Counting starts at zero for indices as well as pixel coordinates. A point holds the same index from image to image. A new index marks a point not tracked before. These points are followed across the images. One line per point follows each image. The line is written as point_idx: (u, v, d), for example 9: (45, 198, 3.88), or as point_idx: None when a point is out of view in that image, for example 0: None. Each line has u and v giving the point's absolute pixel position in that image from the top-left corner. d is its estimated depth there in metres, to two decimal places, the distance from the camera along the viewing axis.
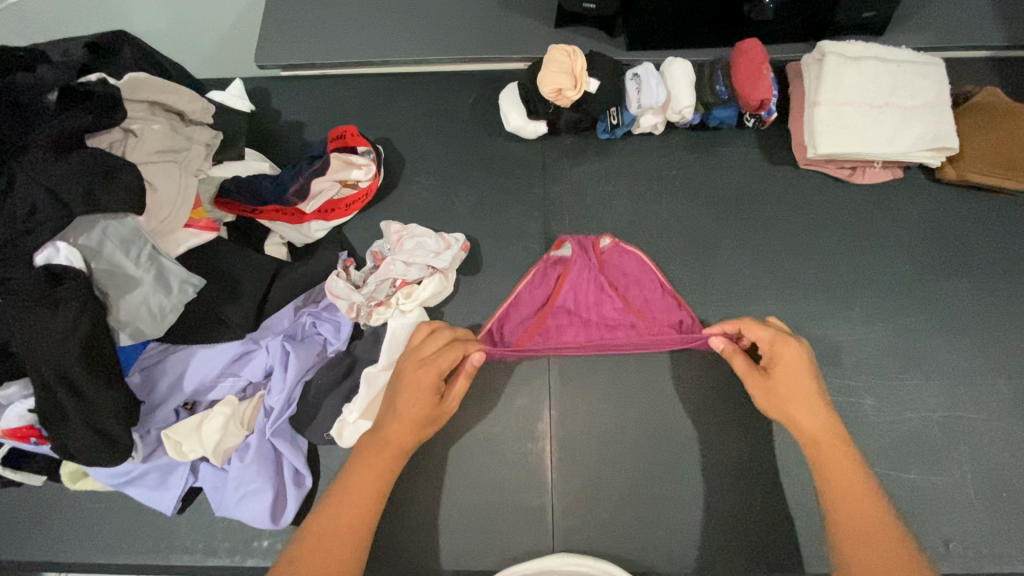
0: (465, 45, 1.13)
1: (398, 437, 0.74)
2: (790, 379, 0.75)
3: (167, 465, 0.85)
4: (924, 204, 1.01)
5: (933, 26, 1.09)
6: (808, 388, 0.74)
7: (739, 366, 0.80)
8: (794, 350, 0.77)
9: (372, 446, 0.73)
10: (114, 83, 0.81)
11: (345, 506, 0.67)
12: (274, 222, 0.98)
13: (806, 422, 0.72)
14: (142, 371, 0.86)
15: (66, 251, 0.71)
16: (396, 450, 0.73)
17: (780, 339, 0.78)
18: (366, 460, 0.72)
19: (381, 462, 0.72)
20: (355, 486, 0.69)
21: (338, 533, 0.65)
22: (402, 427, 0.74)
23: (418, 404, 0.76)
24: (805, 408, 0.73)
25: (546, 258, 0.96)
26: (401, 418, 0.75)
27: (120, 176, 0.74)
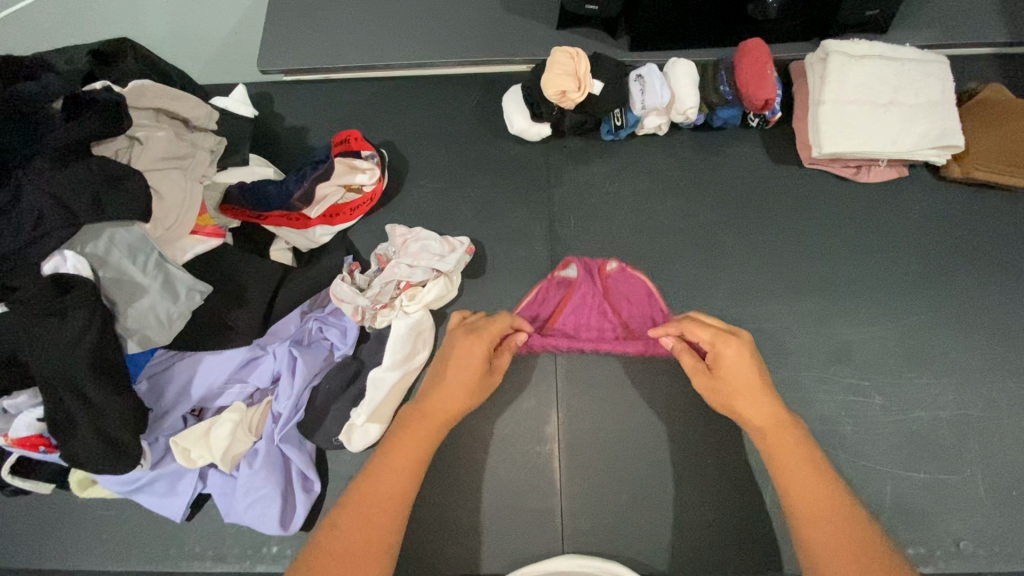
0: (467, 48, 1.12)
1: (438, 408, 0.75)
2: (739, 380, 0.72)
3: (176, 472, 0.85)
4: (930, 202, 1.01)
5: (938, 23, 1.08)
6: (757, 386, 0.71)
7: (687, 364, 0.78)
8: (742, 350, 0.73)
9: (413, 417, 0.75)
10: (119, 91, 0.81)
11: (384, 478, 0.69)
12: (279, 228, 0.98)
13: (757, 419, 0.71)
14: (149, 378, 0.85)
15: (74, 260, 0.71)
16: (440, 420, 0.74)
17: (721, 337, 0.74)
18: (409, 430, 0.74)
19: (425, 433, 0.73)
20: (393, 460, 0.70)
21: (375, 502, 0.67)
22: (443, 400, 0.76)
23: (464, 376, 0.77)
24: (755, 404, 0.71)
25: (553, 277, 0.99)
26: (442, 393, 0.76)
27: (126, 183, 0.75)
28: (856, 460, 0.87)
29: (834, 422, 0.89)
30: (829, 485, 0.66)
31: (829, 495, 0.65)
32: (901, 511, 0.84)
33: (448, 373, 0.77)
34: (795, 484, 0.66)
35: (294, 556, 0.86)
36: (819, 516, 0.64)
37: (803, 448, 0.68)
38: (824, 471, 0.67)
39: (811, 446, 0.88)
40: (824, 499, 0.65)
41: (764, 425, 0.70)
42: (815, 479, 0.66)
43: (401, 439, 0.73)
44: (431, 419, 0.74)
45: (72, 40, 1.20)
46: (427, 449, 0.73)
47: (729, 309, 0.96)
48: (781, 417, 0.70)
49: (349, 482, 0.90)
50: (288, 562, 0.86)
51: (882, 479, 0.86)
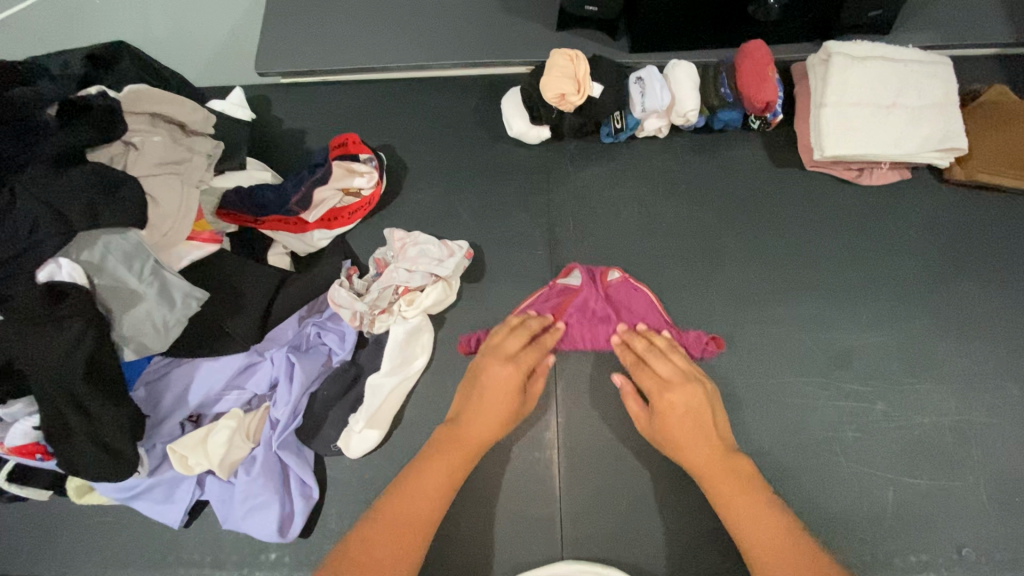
0: (466, 50, 1.12)
1: (474, 437, 0.79)
2: (681, 422, 0.78)
3: (173, 479, 0.85)
4: (933, 205, 1.00)
5: (941, 24, 1.07)
6: (699, 431, 0.77)
7: (631, 399, 0.84)
8: (691, 393, 0.79)
9: (449, 443, 0.78)
10: (115, 96, 0.80)
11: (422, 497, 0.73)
12: (277, 232, 0.97)
13: (699, 460, 0.76)
14: (146, 385, 0.85)
15: (70, 267, 0.71)
16: (468, 452, 0.78)
17: (671, 376, 0.81)
18: (444, 458, 0.77)
19: (458, 459, 0.77)
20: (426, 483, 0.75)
21: (411, 520, 0.72)
22: (476, 427, 0.79)
23: (498, 403, 0.80)
24: (693, 450, 0.77)
25: (554, 284, 0.95)
26: (476, 421, 0.79)
27: (121, 190, 0.74)
28: (858, 467, 0.86)
29: (835, 427, 0.88)
30: (769, 515, 0.72)
31: (776, 522, 0.71)
32: (902, 517, 0.84)
33: (485, 399, 0.80)
34: (728, 506, 0.74)
35: (293, 563, 0.86)
36: (770, 549, 0.69)
37: (744, 482, 0.74)
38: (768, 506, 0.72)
39: (811, 452, 0.87)
40: (762, 528, 0.70)
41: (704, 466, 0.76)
42: (750, 507, 0.72)
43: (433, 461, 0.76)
44: (463, 446, 0.78)
45: (69, 43, 1.20)
46: (459, 473, 0.77)
47: (729, 313, 0.95)
48: (725, 457, 0.76)
49: (348, 488, 0.89)
50: (286, 569, 0.86)
51: (884, 485, 0.85)
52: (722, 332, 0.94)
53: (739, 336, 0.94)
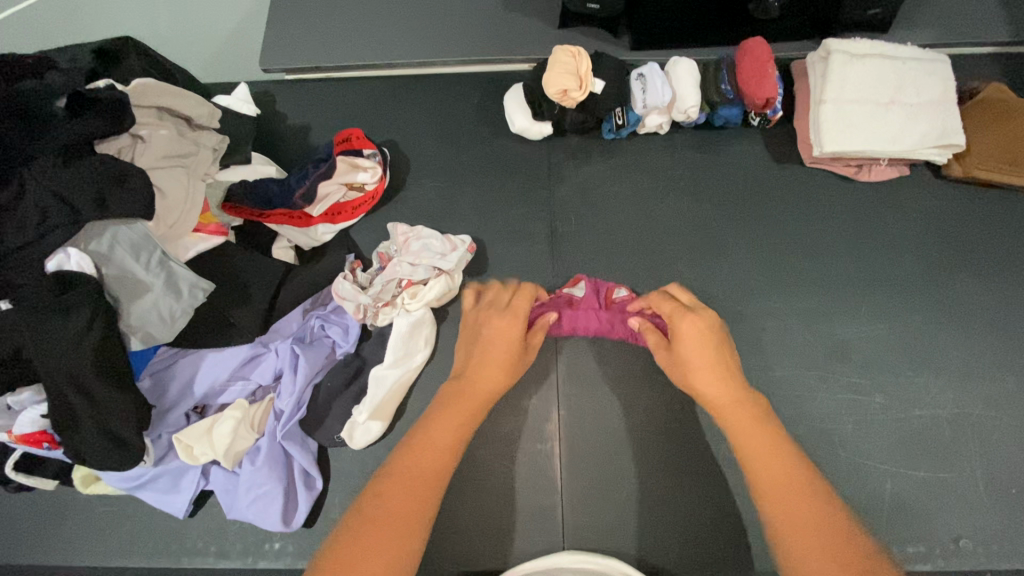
0: (469, 47, 1.13)
1: (476, 386, 0.78)
2: (701, 352, 0.76)
3: (178, 468, 0.86)
4: (931, 201, 1.01)
5: (939, 22, 1.08)
6: (715, 361, 0.75)
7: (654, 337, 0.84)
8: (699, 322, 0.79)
9: (451, 394, 0.77)
10: (123, 90, 0.82)
11: (429, 442, 0.69)
12: (281, 226, 0.98)
13: (715, 393, 0.73)
14: (152, 376, 0.86)
15: (78, 257, 0.71)
16: (480, 401, 0.76)
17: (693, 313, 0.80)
18: (454, 408, 0.74)
19: (467, 412, 0.74)
20: (429, 431, 0.71)
21: (426, 463, 0.67)
22: (479, 376, 0.79)
23: (505, 351, 0.81)
24: (707, 376, 0.74)
25: (559, 293, 0.96)
26: (485, 369, 0.79)
27: (129, 181, 0.75)
28: (856, 458, 0.87)
29: (834, 419, 0.89)
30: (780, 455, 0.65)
31: (783, 457, 0.65)
32: (900, 508, 0.84)
33: (490, 350, 0.81)
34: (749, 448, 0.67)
35: (296, 552, 0.87)
36: (774, 478, 0.63)
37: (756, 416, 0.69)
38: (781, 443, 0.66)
39: (810, 444, 0.88)
40: (776, 462, 0.64)
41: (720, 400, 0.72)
42: (765, 438, 0.67)
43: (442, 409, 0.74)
44: (468, 398, 0.76)
45: (76, 39, 1.21)
46: (472, 424, 0.74)
47: (729, 307, 0.96)
48: (741, 394, 0.72)
49: (351, 479, 0.90)
50: (290, 558, 0.86)
51: (882, 477, 0.86)
52: (722, 325, 0.95)
53: (739, 329, 0.95)
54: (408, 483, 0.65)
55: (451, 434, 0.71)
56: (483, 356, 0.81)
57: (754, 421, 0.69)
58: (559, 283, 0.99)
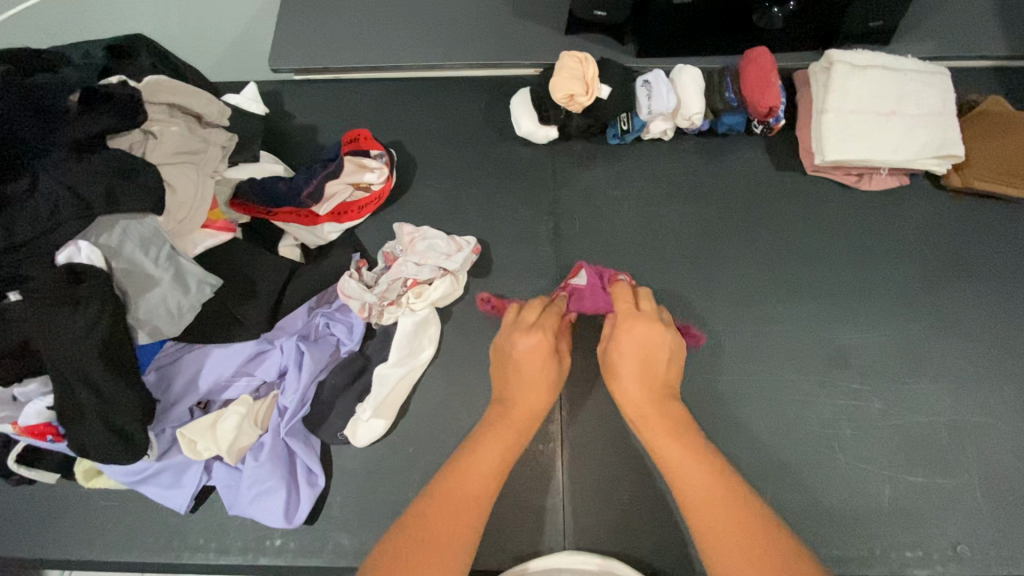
0: (476, 51, 1.14)
1: (525, 400, 0.81)
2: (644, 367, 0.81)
3: (181, 464, 0.86)
4: (930, 210, 1.03)
5: (939, 35, 1.10)
6: (642, 376, 0.80)
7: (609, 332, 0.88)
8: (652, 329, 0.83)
9: (500, 412, 0.80)
10: (135, 86, 0.83)
11: (479, 461, 0.73)
12: (288, 224, 0.99)
13: (637, 399, 0.79)
14: (157, 370, 0.86)
15: (89, 251, 0.72)
16: (522, 422, 0.79)
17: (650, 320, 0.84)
18: (498, 433, 0.77)
19: (513, 436, 0.77)
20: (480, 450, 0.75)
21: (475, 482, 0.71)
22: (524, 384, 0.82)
23: (539, 372, 0.83)
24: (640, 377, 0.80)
25: (566, 286, 0.95)
26: (529, 395, 0.81)
27: (140, 177, 0.76)
28: (855, 462, 0.88)
29: (833, 424, 0.90)
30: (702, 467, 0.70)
31: (702, 464, 0.70)
32: (898, 513, 0.85)
33: (524, 371, 0.83)
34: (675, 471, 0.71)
35: (297, 549, 0.87)
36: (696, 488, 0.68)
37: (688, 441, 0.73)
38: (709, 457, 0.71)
39: (809, 448, 0.89)
40: (696, 470, 0.70)
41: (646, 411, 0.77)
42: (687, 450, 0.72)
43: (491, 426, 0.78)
44: (519, 412, 0.80)
45: (85, 36, 1.22)
46: (518, 444, 0.77)
47: (731, 312, 0.97)
48: (663, 407, 0.78)
49: (353, 477, 0.90)
50: (290, 555, 0.86)
51: (881, 482, 0.87)
52: (724, 329, 0.96)
53: (740, 333, 0.96)
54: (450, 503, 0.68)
55: (501, 452, 0.75)
56: (528, 370, 0.83)
57: (676, 435, 0.74)
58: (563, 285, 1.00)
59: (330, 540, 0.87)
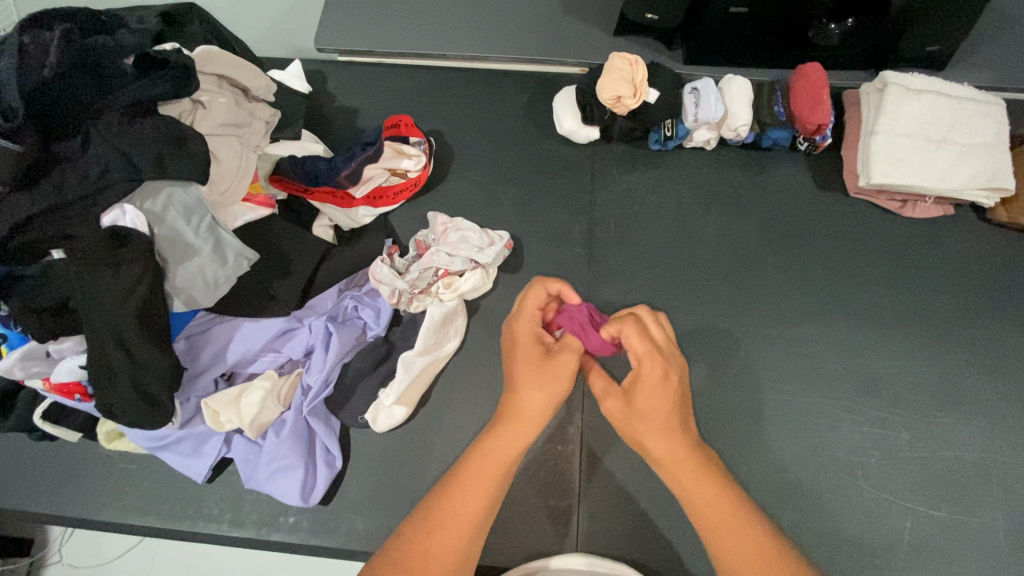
0: (523, 45, 1.13)
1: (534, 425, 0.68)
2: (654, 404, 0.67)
3: (202, 433, 0.86)
4: (973, 243, 1.01)
5: (997, 65, 1.08)
6: (662, 426, 0.66)
7: (598, 391, 0.72)
8: (656, 371, 0.68)
9: (508, 443, 0.67)
10: (188, 54, 0.83)
11: (476, 496, 0.63)
12: (324, 204, 0.99)
13: (663, 448, 0.65)
14: (188, 338, 0.87)
15: (133, 215, 0.72)
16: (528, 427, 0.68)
17: (649, 358, 0.69)
18: (505, 435, 0.67)
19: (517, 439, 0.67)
20: (472, 476, 0.64)
21: (478, 508, 0.63)
22: (536, 410, 0.68)
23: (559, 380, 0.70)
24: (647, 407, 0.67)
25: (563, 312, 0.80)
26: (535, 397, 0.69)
27: (188, 145, 0.76)
28: (878, 492, 0.86)
29: (858, 451, 0.89)
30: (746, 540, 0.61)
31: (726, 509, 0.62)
32: (917, 546, 0.84)
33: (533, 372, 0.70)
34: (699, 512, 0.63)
35: (310, 528, 0.87)
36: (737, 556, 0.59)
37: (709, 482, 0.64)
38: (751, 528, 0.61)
39: (830, 473, 0.87)
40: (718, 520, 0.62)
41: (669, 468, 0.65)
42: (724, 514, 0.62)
43: (496, 447, 0.66)
44: (522, 431, 0.67)
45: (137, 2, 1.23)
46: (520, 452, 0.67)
47: (761, 329, 0.96)
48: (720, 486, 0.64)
49: (371, 462, 0.90)
50: (303, 534, 0.87)
51: (901, 513, 0.85)
52: (752, 346, 0.95)
53: (770, 352, 0.94)
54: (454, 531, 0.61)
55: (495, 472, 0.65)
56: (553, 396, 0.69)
57: (701, 480, 0.64)
58: (593, 288, 0.99)
59: (343, 522, 0.87)
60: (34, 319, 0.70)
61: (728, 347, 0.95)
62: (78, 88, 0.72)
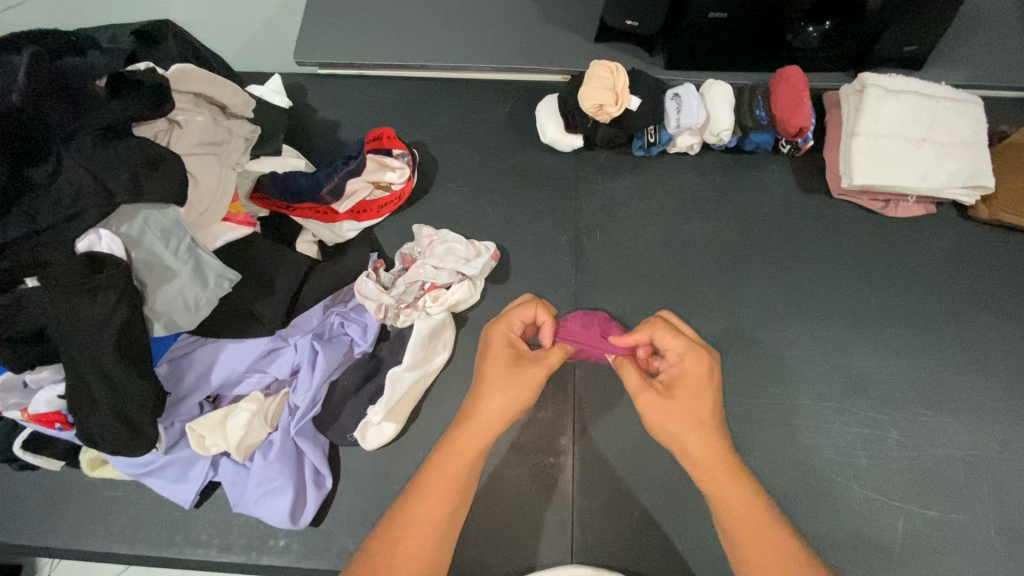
0: (504, 54, 1.13)
1: (493, 430, 0.69)
2: (693, 401, 0.68)
3: (188, 458, 0.84)
4: (955, 240, 1.02)
5: (973, 63, 1.09)
6: (697, 422, 0.67)
7: (634, 381, 0.72)
8: (702, 364, 0.70)
9: (465, 449, 0.68)
10: (163, 73, 0.81)
11: (432, 507, 0.65)
12: (307, 220, 0.97)
13: (700, 451, 0.67)
14: (170, 362, 0.85)
15: (109, 240, 0.71)
16: (482, 439, 0.69)
17: (694, 354, 0.71)
18: (457, 449, 0.68)
19: (470, 456, 0.68)
20: (435, 486, 0.66)
21: (434, 528, 0.64)
22: (497, 418, 0.69)
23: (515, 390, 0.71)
24: (691, 398, 0.69)
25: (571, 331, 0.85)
26: (489, 406, 0.70)
27: (165, 166, 0.74)
28: (869, 493, 0.87)
29: (848, 453, 0.89)
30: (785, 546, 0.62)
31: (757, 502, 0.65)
32: (910, 546, 0.84)
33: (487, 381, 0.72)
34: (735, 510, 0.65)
35: (301, 550, 0.86)
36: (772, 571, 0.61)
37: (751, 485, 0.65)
38: (786, 539, 0.63)
39: (821, 475, 0.88)
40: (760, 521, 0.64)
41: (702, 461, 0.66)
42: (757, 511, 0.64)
43: (451, 455, 0.68)
44: (479, 440, 0.69)
45: (107, 16, 1.20)
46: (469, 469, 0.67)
47: (748, 333, 0.96)
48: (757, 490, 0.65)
49: (361, 480, 0.89)
50: (294, 556, 0.85)
51: (894, 513, 0.86)
52: (740, 351, 0.95)
53: (761, 357, 0.94)
54: (418, 546, 0.63)
55: (452, 488, 0.66)
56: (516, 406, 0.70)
57: (734, 480, 0.65)
58: (581, 296, 0.99)
59: (335, 542, 0.86)
60: (10, 350, 0.69)
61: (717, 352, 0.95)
62: (50, 112, 0.71)
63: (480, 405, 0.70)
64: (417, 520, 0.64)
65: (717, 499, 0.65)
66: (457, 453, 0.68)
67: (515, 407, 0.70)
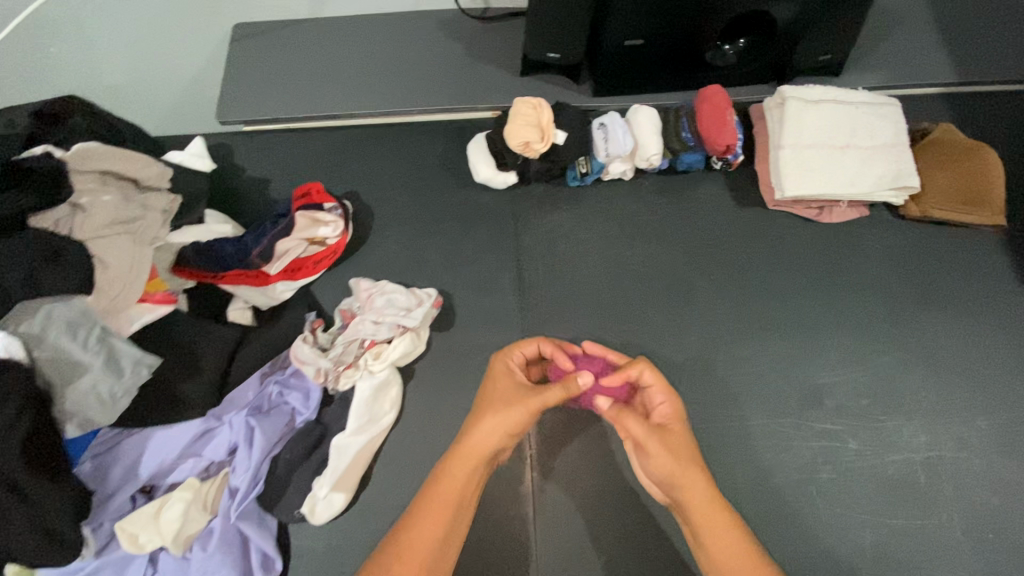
0: (431, 96, 1.12)
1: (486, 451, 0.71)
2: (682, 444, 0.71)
3: (122, 559, 0.79)
4: (891, 240, 1.03)
5: (889, 64, 1.12)
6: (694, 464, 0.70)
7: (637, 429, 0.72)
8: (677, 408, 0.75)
9: (458, 471, 0.70)
10: (60, 155, 0.79)
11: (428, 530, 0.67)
12: (237, 286, 0.93)
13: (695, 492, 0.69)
14: (94, 458, 0.80)
15: (6, 341, 0.67)
16: (475, 461, 0.71)
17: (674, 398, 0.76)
18: (453, 472, 0.70)
19: (463, 479, 0.70)
20: (430, 508, 0.69)
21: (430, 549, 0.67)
22: (488, 441, 0.71)
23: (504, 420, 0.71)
24: (680, 442, 0.71)
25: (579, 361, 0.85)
26: (478, 432, 0.71)
27: (65, 256, 0.72)
28: (834, 508, 0.86)
29: (810, 469, 0.88)
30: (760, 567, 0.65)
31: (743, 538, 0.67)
32: (880, 558, 0.83)
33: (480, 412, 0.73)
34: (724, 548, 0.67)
35: None
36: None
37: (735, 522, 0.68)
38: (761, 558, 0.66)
39: (785, 495, 0.86)
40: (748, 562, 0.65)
41: (690, 493, 0.69)
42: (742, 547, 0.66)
43: (447, 480, 0.70)
44: (473, 461, 0.71)
45: None
46: (464, 492, 0.70)
47: (699, 356, 0.95)
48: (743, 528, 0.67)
49: (314, 558, 0.84)
50: None
51: (860, 527, 0.85)
52: (694, 375, 0.93)
53: (714, 379, 0.93)
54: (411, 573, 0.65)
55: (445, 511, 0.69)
56: (506, 427, 0.71)
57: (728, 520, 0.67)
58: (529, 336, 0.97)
59: None
60: None
61: (670, 379, 0.93)
62: None
63: (471, 430, 0.71)
64: (411, 551, 0.66)
65: (707, 540, 0.68)
66: (449, 479, 0.70)
67: (504, 430, 0.71)
